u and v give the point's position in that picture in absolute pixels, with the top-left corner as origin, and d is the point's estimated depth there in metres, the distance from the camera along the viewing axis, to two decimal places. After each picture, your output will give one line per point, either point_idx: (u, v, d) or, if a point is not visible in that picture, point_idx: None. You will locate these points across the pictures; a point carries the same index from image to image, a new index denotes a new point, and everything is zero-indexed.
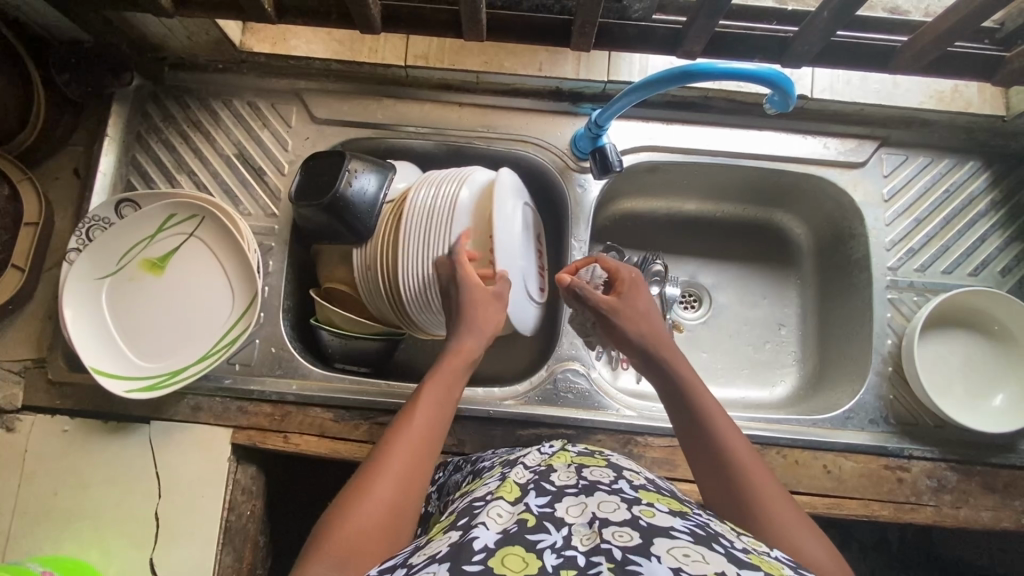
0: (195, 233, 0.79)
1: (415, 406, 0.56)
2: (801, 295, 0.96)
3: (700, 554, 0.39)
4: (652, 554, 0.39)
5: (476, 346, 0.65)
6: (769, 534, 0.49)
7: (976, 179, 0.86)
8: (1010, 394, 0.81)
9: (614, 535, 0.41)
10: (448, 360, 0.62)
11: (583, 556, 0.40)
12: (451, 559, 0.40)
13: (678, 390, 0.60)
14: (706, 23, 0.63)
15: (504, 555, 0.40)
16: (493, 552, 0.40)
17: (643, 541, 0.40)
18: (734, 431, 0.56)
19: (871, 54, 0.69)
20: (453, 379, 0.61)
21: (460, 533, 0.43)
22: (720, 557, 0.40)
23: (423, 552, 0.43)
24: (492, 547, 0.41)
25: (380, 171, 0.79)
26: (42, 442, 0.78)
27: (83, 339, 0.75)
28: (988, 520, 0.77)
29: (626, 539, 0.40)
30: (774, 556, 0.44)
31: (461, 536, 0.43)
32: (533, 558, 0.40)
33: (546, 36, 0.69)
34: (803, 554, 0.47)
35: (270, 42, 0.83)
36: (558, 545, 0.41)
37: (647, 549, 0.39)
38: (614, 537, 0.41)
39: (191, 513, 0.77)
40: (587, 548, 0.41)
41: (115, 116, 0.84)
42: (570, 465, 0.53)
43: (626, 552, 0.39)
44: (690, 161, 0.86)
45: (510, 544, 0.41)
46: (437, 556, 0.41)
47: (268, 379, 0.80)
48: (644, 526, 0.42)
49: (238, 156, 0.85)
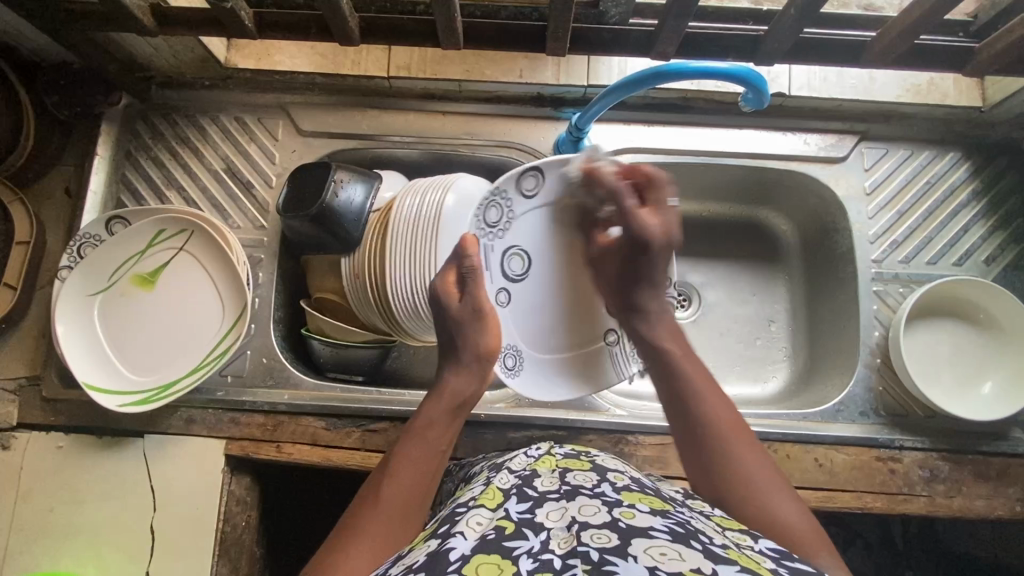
0: (185, 247, 0.80)
1: (415, 439, 0.60)
2: (790, 291, 0.96)
3: (678, 552, 0.39)
4: (630, 554, 0.39)
5: (465, 384, 0.64)
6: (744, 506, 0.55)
7: (957, 170, 0.87)
8: (999, 381, 0.81)
9: (592, 537, 0.41)
10: (438, 400, 0.63)
11: (559, 559, 0.40)
12: (427, 569, 0.40)
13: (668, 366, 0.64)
14: (677, 25, 0.65)
15: (480, 561, 0.40)
16: (469, 559, 0.40)
17: (621, 542, 0.40)
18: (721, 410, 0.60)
19: (842, 49, 0.70)
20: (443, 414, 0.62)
21: (439, 541, 0.44)
22: (698, 552, 0.39)
23: (403, 562, 0.44)
24: (468, 555, 0.41)
25: (366, 181, 0.80)
26: (39, 458, 0.79)
27: (74, 356, 0.76)
28: (982, 509, 0.77)
29: (604, 541, 0.41)
30: (758, 550, 0.44)
31: (439, 546, 0.43)
32: (509, 564, 0.40)
33: (523, 42, 0.71)
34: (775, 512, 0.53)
35: (255, 59, 0.85)
36: (536, 549, 0.41)
37: (625, 550, 0.39)
38: (592, 539, 0.41)
39: (187, 527, 0.77)
40: (565, 551, 0.41)
41: (104, 134, 0.86)
42: (555, 469, 0.53)
43: (604, 553, 0.39)
44: (673, 161, 0.87)
45: (487, 550, 0.41)
46: (415, 565, 0.41)
47: (260, 389, 0.81)
48: (624, 528, 0.42)
49: (226, 171, 0.87)
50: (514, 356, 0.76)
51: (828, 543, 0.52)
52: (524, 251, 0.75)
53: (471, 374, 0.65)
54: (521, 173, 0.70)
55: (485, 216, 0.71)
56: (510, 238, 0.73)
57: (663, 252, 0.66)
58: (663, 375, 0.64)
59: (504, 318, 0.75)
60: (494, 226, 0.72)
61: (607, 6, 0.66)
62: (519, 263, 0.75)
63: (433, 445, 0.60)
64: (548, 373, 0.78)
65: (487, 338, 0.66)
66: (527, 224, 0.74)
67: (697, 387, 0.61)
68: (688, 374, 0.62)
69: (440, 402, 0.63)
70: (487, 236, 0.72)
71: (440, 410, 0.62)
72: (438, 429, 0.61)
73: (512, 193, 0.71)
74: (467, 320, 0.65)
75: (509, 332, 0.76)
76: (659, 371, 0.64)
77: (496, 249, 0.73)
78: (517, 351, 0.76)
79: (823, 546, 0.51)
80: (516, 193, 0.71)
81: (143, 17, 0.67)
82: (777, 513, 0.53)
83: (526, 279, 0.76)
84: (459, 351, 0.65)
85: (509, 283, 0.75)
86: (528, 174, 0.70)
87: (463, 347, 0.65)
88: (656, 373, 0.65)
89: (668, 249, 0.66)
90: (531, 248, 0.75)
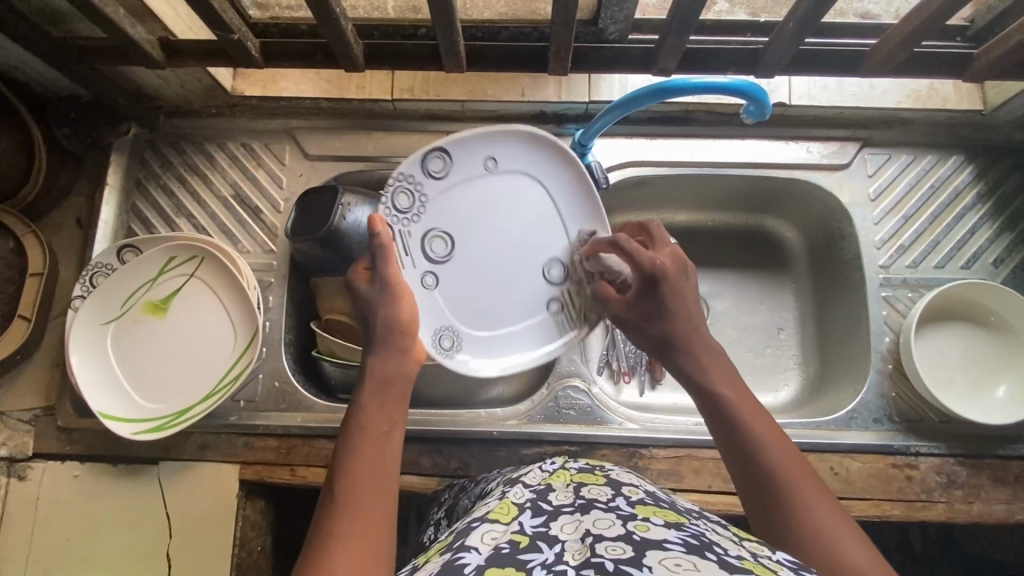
0: (196, 274, 0.81)
1: (364, 431, 0.55)
2: (798, 298, 0.96)
3: (692, 562, 0.39)
4: (644, 565, 0.39)
5: (392, 363, 0.61)
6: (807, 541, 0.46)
7: (960, 173, 0.87)
8: (1012, 385, 0.81)
9: (606, 549, 0.41)
10: (371, 386, 0.59)
11: (573, 570, 0.40)
12: None
13: (710, 398, 0.57)
14: (677, 42, 0.65)
15: (496, 572, 0.40)
16: (483, 570, 0.40)
17: (636, 554, 0.40)
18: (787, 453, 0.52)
19: (840, 59, 0.71)
20: (381, 400, 0.58)
21: (451, 555, 0.43)
22: (711, 563, 0.39)
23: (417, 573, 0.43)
24: (482, 567, 0.40)
25: (373, 203, 0.80)
26: (55, 488, 0.79)
27: (89, 385, 0.76)
28: (1002, 513, 0.76)
29: (618, 552, 0.40)
30: (777, 559, 0.43)
31: (451, 558, 0.42)
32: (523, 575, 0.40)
33: (526, 64, 0.72)
34: (839, 551, 0.45)
35: (260, 85, 0.85)
36: (549, 562, 0.41)
37: (639, 561, 0.39)
38: (607, 551, 0.41)
39: (203, 551, 0.78)
40: (579, 562, 0.41)
41: (115, 164, 0.87)
42: (569, 483, 0.52)
43: (618, 563, 0.39)
44: (676, 173, 0.88)
45: (501, 563, 0.41)
46: None
47: (273, 413, 0.81)
48: (637, 540, 0.42)
49: (234, 197, 0.88)
50: (450, 336, 0.75)
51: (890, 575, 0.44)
52: (446, 234, 0.73)
53: (389, 351, 0.62)
54: (428, 153, 0.69)
55: (396, 202, 0.69)
56: (427, 221, 0.71)
57: (679, 279, 0.64)
58: (717, 419, 0.56)
59: (434, 301, 0.73)
60: (407, 212, 0.70)
61: (606, 23, 0.67)
62: (442, 244, 0.73)
63: (377, 434, 0.55)
64: (483, 348, 0.77)
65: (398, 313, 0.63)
66: (444, 205, 0.72)
67: (762, 432, 0.53)
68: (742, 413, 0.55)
69: (369, 384, 0.59)
70: (401, 222, 0.70)
71: (375, 394, 0.58)
72: (377, 413, 0.57)
73: (420, 175, 0.70)
74: (377, 301, 0.63)
75: (443, 313, 0.74)
76: (713, 412, 0.56)
77: (413, 234, 0.71)
78: (454, 331, 0.75)
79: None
80: (423, 174, 0.70)
81: (153, 50, 0.69)
82: (842, 556, 0.45)
83: (451, 263, 0.74)
84: (376, 333, 0.63)
85: (434, 266, 0.73)
86: (434, 154, 0.70)
87: (376, 326, 0.63)
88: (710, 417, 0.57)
89: (683, 275, 0.65)
90: (450, 227, 0.73)
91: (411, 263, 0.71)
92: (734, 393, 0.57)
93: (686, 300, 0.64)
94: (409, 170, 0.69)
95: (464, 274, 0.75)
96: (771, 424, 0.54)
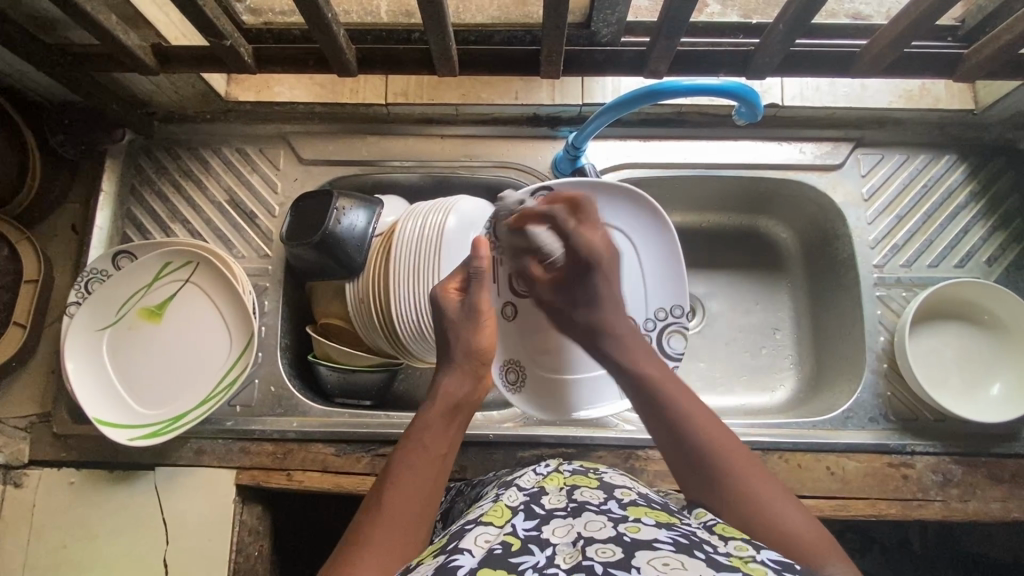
0: (191, 279, 0.81)
1: (420, 446, 0.57)
2: (793, 298, 0.97)
3: (680, 562, 0.39)
4: (633, 566, 0.39)
5: (461, 387, 0.62)
6: (747, 512, 0.51)
7: (953, 173, 0.88)
8: (1007, 383, 0.81)
9: (597, 551, 0.41)
10: (436, 403, 0.60)
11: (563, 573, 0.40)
12: None
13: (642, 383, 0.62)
14: (668, 44, 0.65)
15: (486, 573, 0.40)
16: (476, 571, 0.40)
17: (625, 555, 0.40)
18: (712, 428, 0.56)
19: (832, 59, 0.71)
20: (442, 423, 0.59)
21: (445, 557, 0.43)
22: (700, 562, 0.39)
23: None
24: (474, 568, 0.40)
25: (369, 207, 0.80)
26: (51, 494, 0.79)
27: (85, 391, 0.76)
28: (998, 512, 0.76)
29: (608, 554, 0.40)
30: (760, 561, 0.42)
31: (445, 561, 0.42)
32: None
33: (518, 67, 0.72)
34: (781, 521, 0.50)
35: (255, 90, 0.86)
36: (540, 564, 0.41)
37: (628, 562, 0.39)
38: (597, 553, 0.41)
39: (201, 556, 0.78)
40: (569, 565, 0.41)
41: (109, 170, 0.87)
42: (562, 487, 0.52)
43: (607, 566, 0.39)
44: (668, 175, 0.88)
45: (492, 564, 0.41)
46: None
47: (269, 417, 0.81)
48: (628, 541, 0.42)
49: (229, 202, 0.88)
50: (516, 372, 0.77)
51: (840, 551, 0.49)
52: None
53: (465, 376, 0.63)
54: (534, 190, 0.71)
55: (496, 231, 0.73)
56: None
57: (612, 266, 0.68)
58: (647, 399, 0.60)
59: (506, 332, 0.76)
60: None
61: (598, 26, 0.67)
62: None
63: (433, 451, 0.57)
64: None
65: (479, 340, 0.65)
66: None
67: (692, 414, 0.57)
68: (675, 396, 0.59)
69: (436, 403, 0.60)
70: (500, 250, 0.73)
71: (437, 413, 0.59)
72: (436, 433, 0.58)
73: None
74: (461, 323, 0.64)
75: (512, 345, 0.77)
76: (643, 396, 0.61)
77: (505, 264, 0.74)
78: (520, 367, 0.78)
79: (836, 555, 0.48)
80: None
81: (145, 57, 0.69)
82: (785, 524, 0.50)
83: (534, 296, 0.76)
84: (452, 353, 0.64)
85: (517, 298, 0.75)
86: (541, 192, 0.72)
87: (455, 350, 0.64)
88: (638, 400, 0.62)
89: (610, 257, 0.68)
90: None
91: (495, 291, 0.74)
92: (662, 374, 0.62)
93: (611, 284, 0.68)
94: (495, 217, 0.72)
95: (540, 311, 0.77)
96: (697, 403, 0.59)
